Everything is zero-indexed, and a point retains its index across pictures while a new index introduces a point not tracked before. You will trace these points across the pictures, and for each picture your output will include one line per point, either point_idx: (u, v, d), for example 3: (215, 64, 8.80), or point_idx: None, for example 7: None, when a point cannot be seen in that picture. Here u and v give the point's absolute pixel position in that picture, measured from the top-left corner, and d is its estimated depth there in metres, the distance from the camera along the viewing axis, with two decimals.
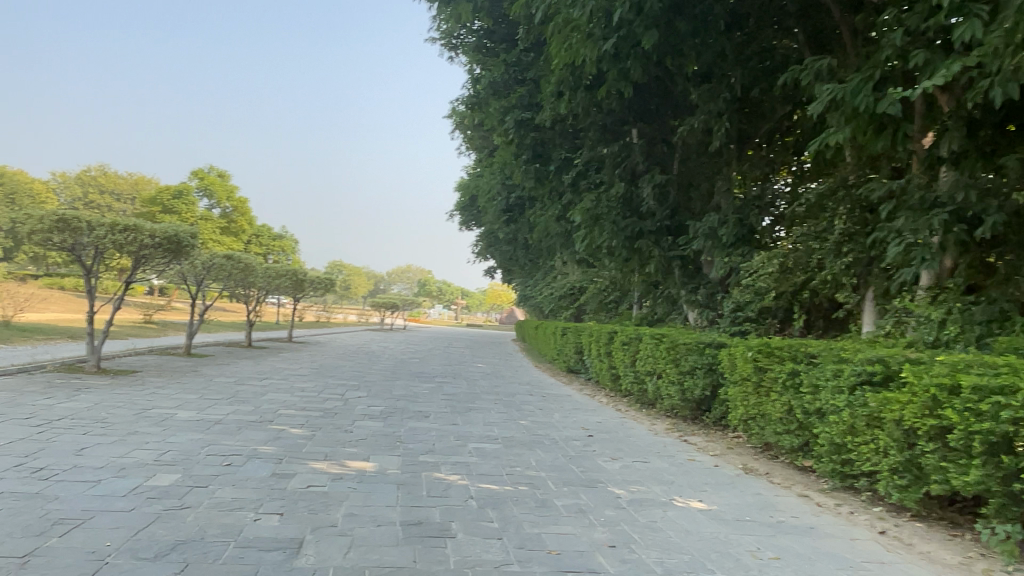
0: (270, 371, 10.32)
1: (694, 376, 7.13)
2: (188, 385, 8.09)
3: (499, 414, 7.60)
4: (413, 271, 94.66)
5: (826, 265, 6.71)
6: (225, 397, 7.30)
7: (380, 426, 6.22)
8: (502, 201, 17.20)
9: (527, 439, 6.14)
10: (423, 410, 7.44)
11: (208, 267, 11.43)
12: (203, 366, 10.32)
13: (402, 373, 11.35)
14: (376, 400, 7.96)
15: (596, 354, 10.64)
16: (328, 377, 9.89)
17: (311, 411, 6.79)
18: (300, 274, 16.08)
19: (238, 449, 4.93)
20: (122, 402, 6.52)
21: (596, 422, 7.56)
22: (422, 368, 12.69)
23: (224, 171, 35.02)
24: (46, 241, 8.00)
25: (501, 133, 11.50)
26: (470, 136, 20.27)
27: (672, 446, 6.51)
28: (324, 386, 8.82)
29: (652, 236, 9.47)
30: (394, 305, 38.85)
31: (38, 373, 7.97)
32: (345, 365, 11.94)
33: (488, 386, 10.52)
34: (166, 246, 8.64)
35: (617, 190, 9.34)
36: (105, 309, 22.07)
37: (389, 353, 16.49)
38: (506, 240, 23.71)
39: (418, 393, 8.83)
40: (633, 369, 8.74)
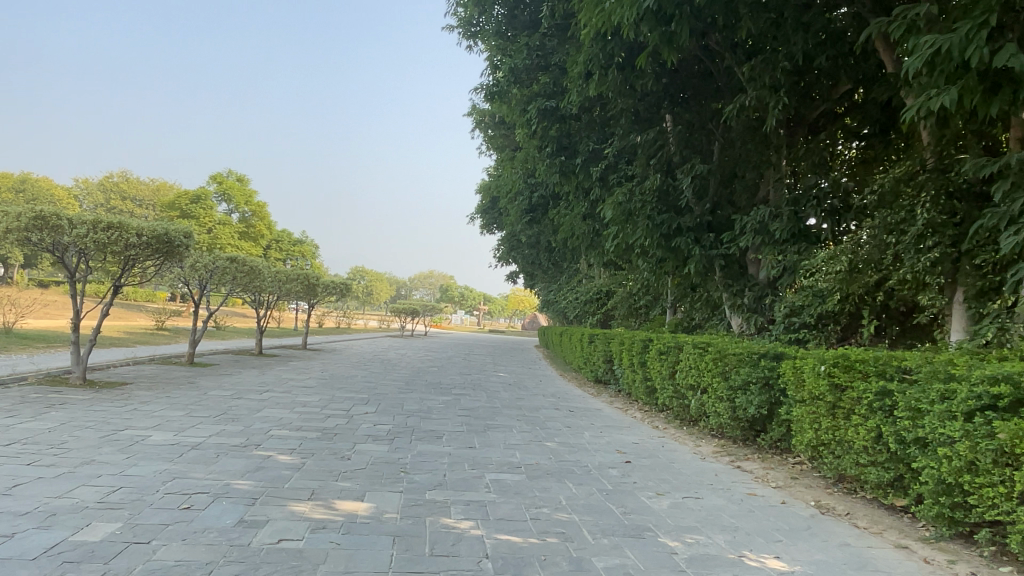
0: (273, 382, 9.51)
1: (747, 392, 6.15)
2: (177, 400, 7.29)
3: (522, 434, 6.68)
4: (435, 277, 94.17)
5: (905, 261, 5.73)
6: (214, 415, 6.48)
7: (384, 451, 5.34)
8: (524, 200, 16.32)
9: (555, 468, 5.22)
10: (435, 430, 6.55)
11: (211, 270, 10.68)
12: (202, 377, 9.55)
13: (417, 384, 10.48)
14: (384, 417, 7.10)
15: (629, 365, 9.67)
16: (335, 390, 9.05)
17: (307, 432, 5.95)
18: (313, 278, 15.33)
19: (207, 484, 4.08)
20: (93, 421, 5.73)
21: (632, 444, 6.61)
22: (440, 378, 11.84)
23: (243, 176, 34.65)
24: (23, 240, 7.28)
25: (523, 125, 10.62)
26: (491, 136, 19.54)
27: (724, 475, 5.54)
28: (328, 400, 7.98)
29: (692, 233, 8.50)
30: (414, 311, 38.16)
31: (14, 385, 7.24)
32: (356, 376, 11.11)
33: (509, 399, 9.61)
34: (155, 246, 7.82)
35: (652, 182, 8.41)
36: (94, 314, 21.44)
37: (406, 361, 15.65)
38: (529, 243, 22.82)
39: (432, 409, 7.94)
40: (672, 383, 7.76)
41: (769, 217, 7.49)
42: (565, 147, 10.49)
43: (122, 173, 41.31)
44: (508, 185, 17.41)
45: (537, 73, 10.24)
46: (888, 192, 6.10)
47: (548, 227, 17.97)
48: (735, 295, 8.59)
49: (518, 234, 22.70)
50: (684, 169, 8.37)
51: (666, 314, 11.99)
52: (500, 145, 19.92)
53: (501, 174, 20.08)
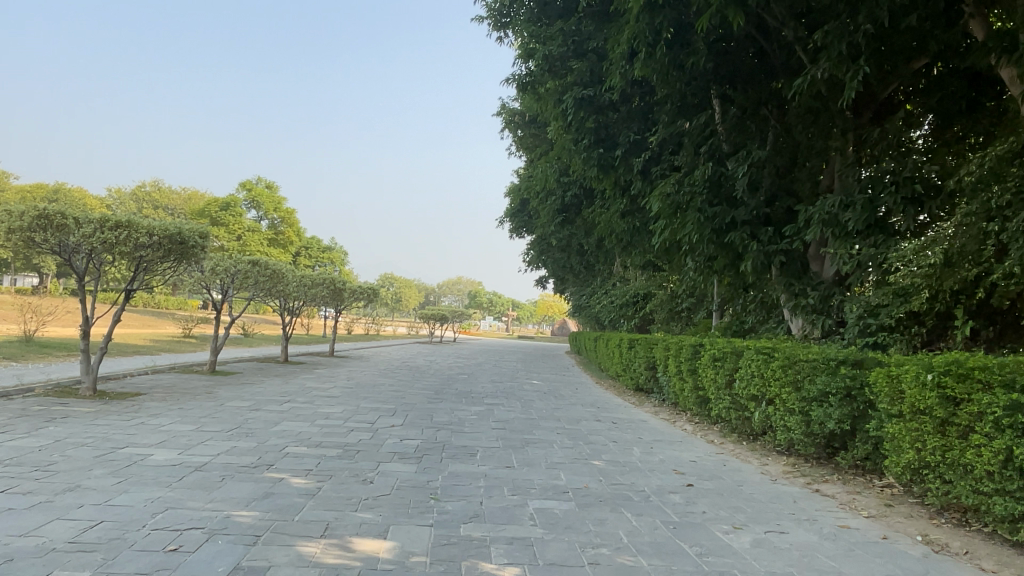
0: (295, 392, 8.94)
1: (826, 405, 5.41)
2: (190, 412, 6.73)
3: (565, 450, 5.97)
4: (464, 282, 93.79)
5: (1012, 251, 4.92)
6: (226, 430, 5.90)
7: (412, 473, 4.68)
8: (557, 200, 15.61)
9: (609, 493, 4.50)
10: (469, 446, 5.88)
11: (232, 273, 10.18)
12: (221, 387, 9.02)
13: (448, 393, 9.84)
14: (412, 431, 6.44)
15: (675, 372, 8.92)
16: (360, 400, 8.44)
17: (327, 449, 5.33)
18: (339, 282, 14.82)
19: (203, 517, 3.46)
20: (92, 437, 5.18)
21: (690, 462, 5.86)
22: (471, 387, 11.19)
23: (272, 182, 34.53)
24: (28, 241, 6.81)
25: (559, 116, 9.95)
26: (522, 135, 18.93)
27: (804, 502, 4.78)
28: (351, 412, 7.36)
29: (748, 227, 7.74)
30: (443, 317, 37.67)
31: (19, 396, 6.77)
32: (383, 384, 10.51)
33: (546, 409, 8.91)
34: (167, 246, 7.28)
35: (703, 171, 7.68)
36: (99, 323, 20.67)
37: (435, 368, 15.06)
38: (560, 246, 22.10)
39: (465, 421, 7.27)
40: (729, 392, 7.03)
41: (838, 207, 6.72)
42: (605, 139, 9.78)
43: (155, 181, 41.67)
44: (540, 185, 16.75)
45: (572, 60, 9.56)
46: (987, 173, 5.30)
47: (582, 228, 17.25)
48: (793, 295, 7.81)
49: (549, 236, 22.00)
50: (739, 156, 7.62)
51: (713, 318, 11.20)
52: (531, 145, 19.26)
53: (532, 175, 19.41)
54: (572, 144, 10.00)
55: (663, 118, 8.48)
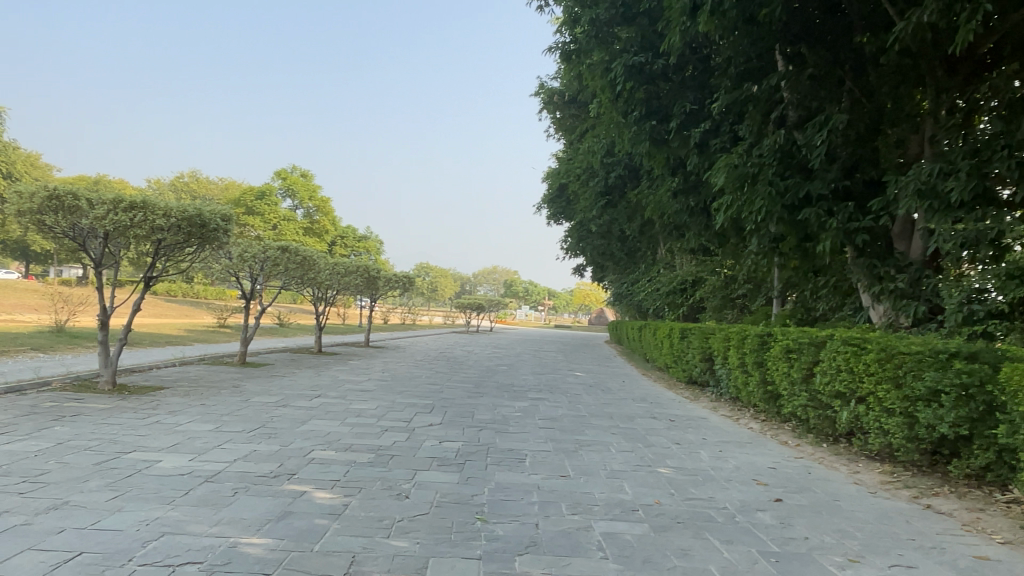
0: (327, 385, 8.39)
1: (935, 405, 4.63)
2: (211, 409, 6.19)
3: (625, 455, 5.25)
4: (499, 272, 93.24)
5: None
6: (247, 429, 5.33)
7: (453, 485, 4.02)
8: (600, 182, 14.79)
9: (687, 512, 3.78)
10: (516, 450, 5.20)
11: (261, 260, 9.68)
12: (249, 380, 8.53)
13: (488, 387, 9.18)
14: (451, 431, 5.79)
15: (736, 364, 8.13)
16: (394, 394, 7.83)
17: (357, 454, 4.72)
18: (373, 270, 14.29)
19: (203, 545, 2.84)
20: (98, 439, 4.65)
21: (770, 471, 5.10)
22: (512, 380, 10.53)
23: (308, 171, 34.30)
24: (39, 224, 6.35)
25: (607, 87, 9.16)
26: (563, 115, 18.15)
27: (921, 524, 4.01)
28: (384, 408, 6.75)
29: (826, 202, 6.91)
30: (479, 306, 37.12)
31: (32, 392, 6.32)
32: (419, 377, 9.90)
33: (595, 404, 8.21)
34: (187, 230, 6.77)
35: (775, 140, 6.86)
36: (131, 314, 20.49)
37: (473, 359, 14.46)
38: (599, 232, 21.26)
39: (508, 419, 6.60)
40: (807, 388, 6.23)
41: (938, 175, 5.87)
42: (657, 111, 8.98)
43: (194, 172, 41.97)
44: (582, 167, 15.95)
45: (620, 26, 8.74)
46: None
47: (626, 212, 16.43)
48: (875, 277, 6.98)
49: (589, 222, 21.17)
50: (816, 122, 6.79)
51: (772, 306, 10.34)
52: (570, 126, 18.46)
53: (572, 158, 18.61)
54: (620, 117, 9.21)
55: (725, 83, 7.67)
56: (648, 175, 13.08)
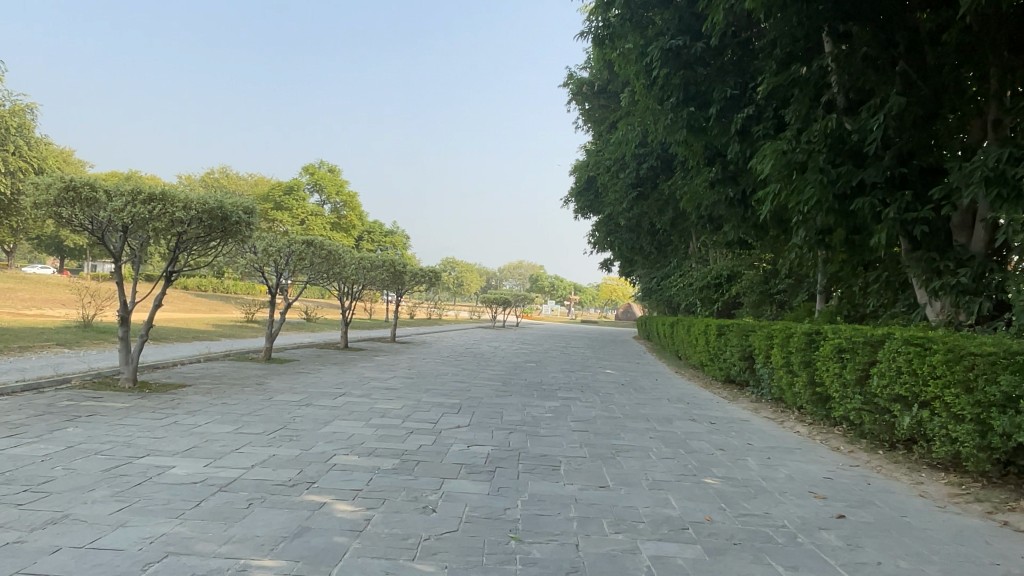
0: (351, 383, 8.14)
1: (1013, 412, 4.19)
2: (231, 409, 5.96)
3: (667, 463, 4.89)
4: (525, 266, 92.91)
5: None
6: (267, 432, 5.07)
7: (484, 497, 3.70)
8: (632, 174, 14.34)
9: (743, 531, 3.41)
10: (549, 456, 4.87)
11: (286, 254, 9.46)
12: (272, 377, 8.32)
13: (516, 386, 8.87)
14: (480, 435, 5.47)
15: (780, 363, 7.69)
16: (420, 393, 7.55)
17: (382, 460, 4.43)
18: (399, 264, 14.04)
19: (210, 569, 2.56)
20: (111, 443, 4.43)
21: (826, 482, 4.70)
22: (542, 377, 10.20)
23: (335, 166, 34.27)
24: (57, 217, 6.18)
25: (642, 73, 8.75)
26: (592, 106, 17.72)
27: (1005, 546, 3.59)
28: (410, 409, 6.46)
29: (881, 191, 6.46)
30: (506, 301, 36.84)
31: (50, 391, 6.16)
32: (445, 374, 9.62)
33: (630, 405, 7.84)
34: (208, 223, 6.55)
35: (826, 125, 6.42)
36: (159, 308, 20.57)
37: (500, 356, 14.17)
38: (628, 226, 20.80)
39: (539, 421, 6.27)
40: (862, 390, 5.80)
41: (1007, 161, 5.39)
42: (695, 97, 8.55)
43: (223, 167, 42.29)
44: (613, 159, 15.51)
45: (656, 8, 8.32)
46: None
47: (658, 205, 15.98)
48: (934, 271, 6.50)
49: (618, 215, 20.72)
50: (870, 105, 6.32)
51: (815, 302, 9.85)
52: (600, 117, 18.01)
53: (602, 150, 18.18)
54: (656, 105, 8.80)
55: (770, 65, 7.22)
56: (682, 166, 12.62)
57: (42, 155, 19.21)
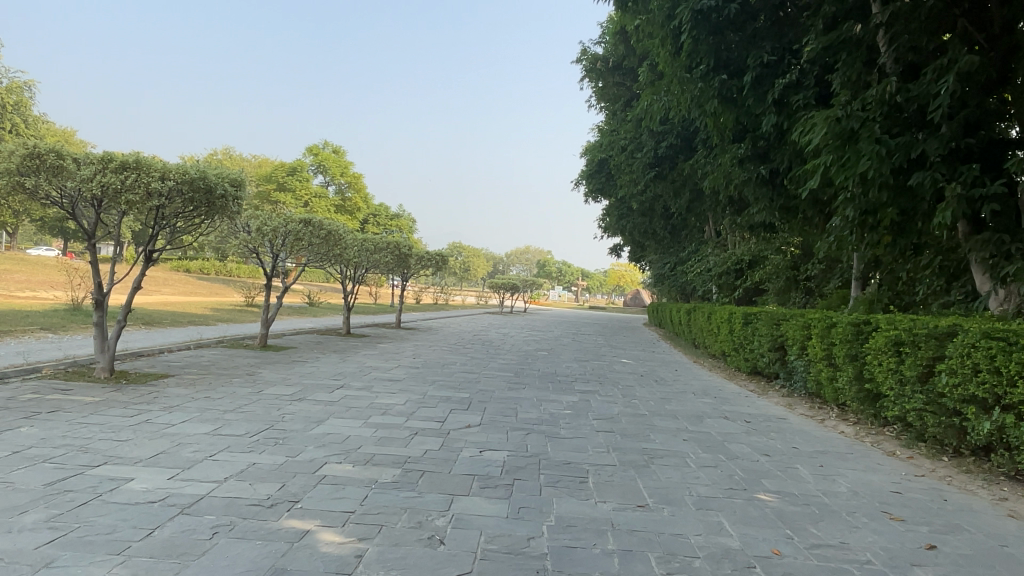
0: (352, 373, 7.52)
1: None
2: (214, 404, 5.34)
3: (709, 474, 4.23)
4: (532, 251, 92.17)
5: None
6: (249, 432, 4.44)
7: (501, 522, 3.05)
8: (649, 154, 13.57)
9: (821, 571, 2.76)
10: (574, 464, 4.21)
11: (282, 234, 8.80)
12: (266, 366, 7.70)
13: (529, 377, 8.21)
14: (493, 437, 4.82)
15: (820, 356, 7.02)
16: (425, 386, 6.91)
17: (381, 470, 3.79)
18: (404, 246, 13.38)
19: None
20: (66, 448, 3.82)
21: (895, 497, 4.04)
22: (556, 368, 9.56)
23: (340, 147, 33.52)
24: (22, 188, 5.57)
25: (668, 38, 8.00)
26: (607, 83, 16.91)
27: None
28: (414, 404, 5.82)
29: (944, 164, 5.74)
30: (513, 286, 36.17)
31: (14, 382, 5.56)
32: (452, 364, 8.98)
33: (654, 400, 7.19)
34: (190, 196, 5.90)
35: (884, 88, 5.68)
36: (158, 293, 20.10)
37: (510, 343, 13.54)
38: (642, 209, 20.05)
39: (558, 419, 5.62)
40: (925, 389, 5.13)
41: None
42: (727, 64, 7.81)
43: (226, 148, 41.67)
44: (629, 138, 14.74)
45: None
46: None
47: (676, 187, 15.21)
48: (1002, 255, 5.81)
49: (631, 198, 19.96)
50: (935, 67, 5.57)
51: (852, 289, 9.14)
52: (615, 95, 17.20)
53: (616, 129, 17.38)
54: (684, 73, 8.06)
55: (816, 24, 6.46)
56: (706, 144, 11.86)
57: (39, 132, 18.61)
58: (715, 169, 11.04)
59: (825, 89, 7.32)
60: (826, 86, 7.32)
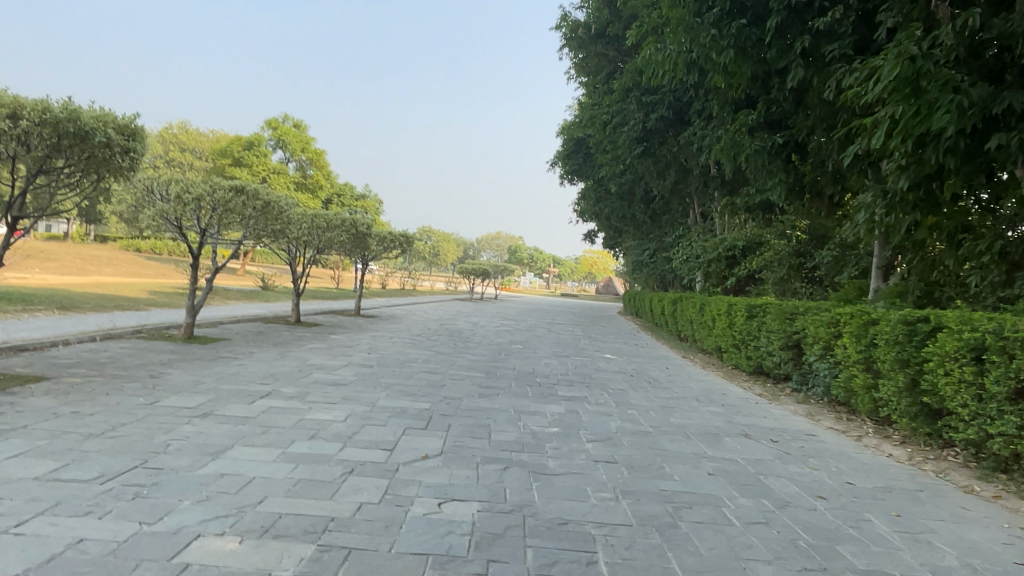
0: (286, 374, 6.12)
1: None
2: (79, 424, 3.94)
3: (766, 538, 2.98)
4: (503, 236, 90.42)
5: None
6: (102, 477, 3.07)
7: None
8: (637, 128, 12.31)
9: None
10: (574, 524, 2.93)
11: (207, 206, 7.33)
12: (181, 364, 6.27)
13: (503, 380, 6.90)
14: (457, 475, 3.51)
15: (853, 359, 5.85)
16: (373, 394, 5.54)
17: (284, 549, 2.45)
18: (363, 224, 11.93)
19: None
20: None
21: None
22: (534, 365, 8.27)
23: (301, 121, 31.65)
24: None
25: None
26: (588, 53, 15.57)
27: None
28: (355, 422, 4.46)
29: None
30: (483, 272, 34.76)
31: None
32: (412, 362, 7.61)
33: (654, 411, 5.93)
34: (56, 145, 4.49)
35: (963, 24, 4.41)
36: (96, 275, 18.37)
37: (479, 334, 12.21)
38: (621, 191, 18.79)
39: (544, 444, 4.31)
40: (1019, 410, 3.97)
41: None
42: (744, 9, 6.55)
43: (182, 123, 39.46)
44: (613, 111, 13.44)
45: None
46: None
47: (663, 165, 13.99)
48: None
49: (610, 179, 18.68)
50: None
51: (871, 280, 8.05)
52: (597, 67, 15.86)
53: (597, 104, 16.05)
54: (692, 19, 6.75)
55: None
56: (702, 115, 10.64)
57: None
58: (716, 142, 9.80)
59: (865, 38, 6.12)
60: (866, 34, 6.12)
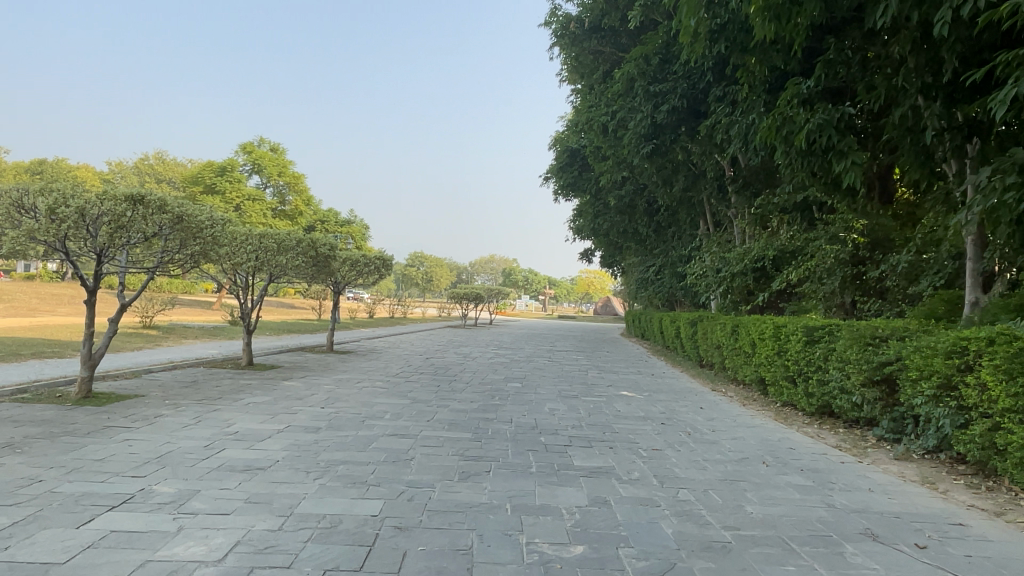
0: (182, 455, 4.25)
1: None
2: None
3: None
4: (497, 260, 88.86)
5: None
6: None
7: None
8: (642, 128, 10.59)
9: None
10: None
11: (98, 222, 5.55)
12: (35, 446, 4.38)
13: (495, 444, 5.04)
14: None
15: (1002, 406, 4.03)
16: (299, 487, 3.66)
17: None
18: (326, 245, 10.12)
19: None
20: None
21: None
22: (535, 415, 6.42)
23: (278, 145, 30.00)
24: None
25: None
26: (582, 50, 13.95)
27: None
28: (237, 564, 2.58)
29: None
30: (476, 296, 32.99)
31: None
32: (374, 420, 5.72)
33: (717, 490, 4.06)
34: None
35: None
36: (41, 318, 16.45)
37: (470, 371, 10.34)
38: (622, 202, 17.09)
39: None
40: None
41: None
42: None
43: (157, 154, 37.76)
44: (612, 109, 11.77)
45: None
46: None
47: (672, 169, 12.31)
48: None
49: (610, 191, 16.97)
50: None
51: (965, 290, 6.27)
52: (591, 66, 14.22)
53: (593, 107, 14.40)
54: None
55: None
56: (724, 100, 8.95)
57: None
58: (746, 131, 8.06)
59: None
60: None
